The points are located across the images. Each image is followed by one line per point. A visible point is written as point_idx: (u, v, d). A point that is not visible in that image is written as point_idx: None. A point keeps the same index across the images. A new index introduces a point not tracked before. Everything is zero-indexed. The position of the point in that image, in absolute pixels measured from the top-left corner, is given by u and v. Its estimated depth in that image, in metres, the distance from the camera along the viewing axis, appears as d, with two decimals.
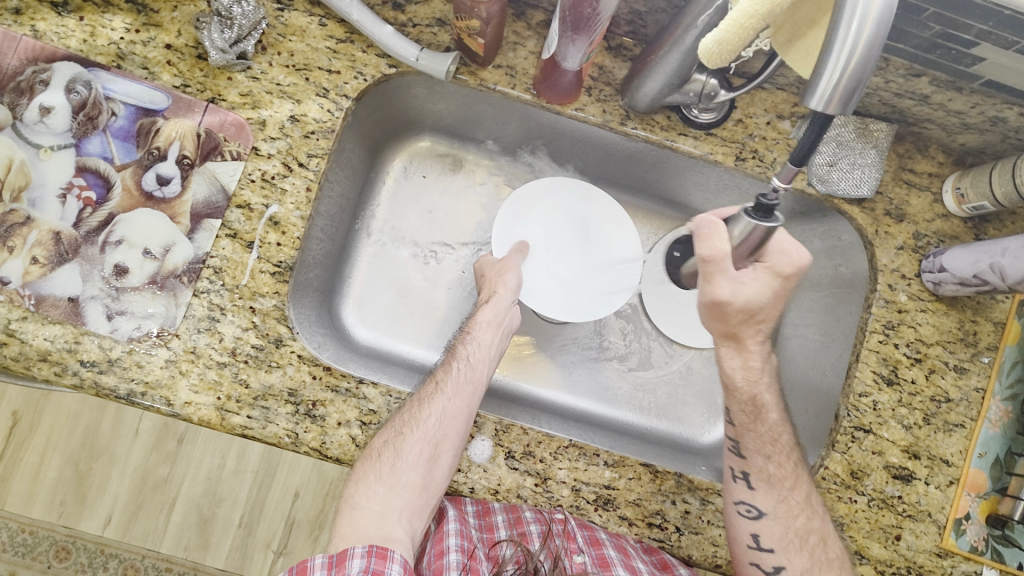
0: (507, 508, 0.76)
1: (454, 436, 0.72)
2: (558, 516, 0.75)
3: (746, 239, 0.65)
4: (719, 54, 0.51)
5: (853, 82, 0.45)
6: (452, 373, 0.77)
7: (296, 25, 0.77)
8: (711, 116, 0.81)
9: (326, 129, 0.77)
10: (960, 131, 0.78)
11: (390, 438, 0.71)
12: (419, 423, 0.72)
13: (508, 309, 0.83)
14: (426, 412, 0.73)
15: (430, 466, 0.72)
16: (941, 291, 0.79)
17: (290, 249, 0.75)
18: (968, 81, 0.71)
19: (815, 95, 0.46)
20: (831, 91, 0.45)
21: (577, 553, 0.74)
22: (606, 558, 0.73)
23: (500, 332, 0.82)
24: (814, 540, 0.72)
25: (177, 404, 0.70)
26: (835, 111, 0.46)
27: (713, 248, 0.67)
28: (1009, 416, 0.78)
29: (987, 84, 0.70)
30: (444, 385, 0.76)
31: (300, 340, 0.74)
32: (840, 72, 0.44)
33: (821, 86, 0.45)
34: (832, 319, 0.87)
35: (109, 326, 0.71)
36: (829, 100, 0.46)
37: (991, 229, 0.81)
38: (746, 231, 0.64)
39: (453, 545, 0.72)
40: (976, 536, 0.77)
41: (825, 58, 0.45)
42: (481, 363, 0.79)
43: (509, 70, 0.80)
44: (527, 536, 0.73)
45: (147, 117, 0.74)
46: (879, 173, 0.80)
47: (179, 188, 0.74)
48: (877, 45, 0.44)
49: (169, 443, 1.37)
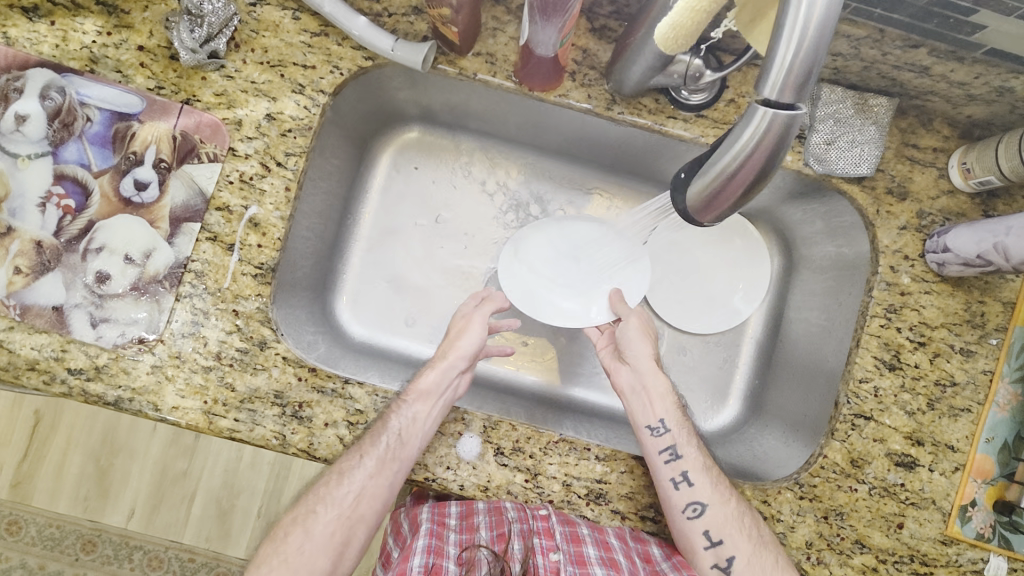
0: (490, 509, 0.75)
1: (408, 455, 0.71)
2: (540, 514, 0.73)
3: (758, 152, 0.47)
4: (676, 37, 0.53)
5: (806, 67, 0.42)
6: (379, 446, 0.70)
7: (269, 20, 0.75)
8: (701, 96, 0.77)
9: (303, 127, 0.75)
10: (965, 103, 0.74)
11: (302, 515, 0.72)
12: (375, 447, 0.70)
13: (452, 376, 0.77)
14: (347, 484, 0.70)
15: (341, 548, 0.71)
16: (946, 272, 0.76)
17: (271, 251, 0.74)
18: (971, 50, 0.67)
19: (768, 83, 0.43)
20: (784, 76, 0.43)
21: (554, 550, 0.72)
22: (583, 557, 0.71)
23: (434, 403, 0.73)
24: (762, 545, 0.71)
25: (165, 408, 0.70)
26: (789, 99, 0.43)
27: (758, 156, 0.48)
28: (1018, 399, 0.76)
29: (991, 52, 0.66)
30: (370, 458, 0.70)
31: (285, 342, 0.73)
32: (792, 56, 0.41)
33: (773, 73, 0.43)
34: (835, 303, 0.85)
35: (94, 334, 0.71)
36: (783, 89, 0.43)
37: (999, 205, 0.77)
38: (760, 132, 0.46)
39: (417, 563, 0.70)
40: (983, 523, 0.75)
41: (776, 43, 0.42)
42: (413, 438, 0.71)
43: (488, 58, 0.77)
44: (505, 536, 0.72)
45: (121, 122, 0.73)
46: (879, 150, 0.76)
47: (157, 193, 0.73)
48: (827, 30, 0.41)
49: (186, 438, 1.38)
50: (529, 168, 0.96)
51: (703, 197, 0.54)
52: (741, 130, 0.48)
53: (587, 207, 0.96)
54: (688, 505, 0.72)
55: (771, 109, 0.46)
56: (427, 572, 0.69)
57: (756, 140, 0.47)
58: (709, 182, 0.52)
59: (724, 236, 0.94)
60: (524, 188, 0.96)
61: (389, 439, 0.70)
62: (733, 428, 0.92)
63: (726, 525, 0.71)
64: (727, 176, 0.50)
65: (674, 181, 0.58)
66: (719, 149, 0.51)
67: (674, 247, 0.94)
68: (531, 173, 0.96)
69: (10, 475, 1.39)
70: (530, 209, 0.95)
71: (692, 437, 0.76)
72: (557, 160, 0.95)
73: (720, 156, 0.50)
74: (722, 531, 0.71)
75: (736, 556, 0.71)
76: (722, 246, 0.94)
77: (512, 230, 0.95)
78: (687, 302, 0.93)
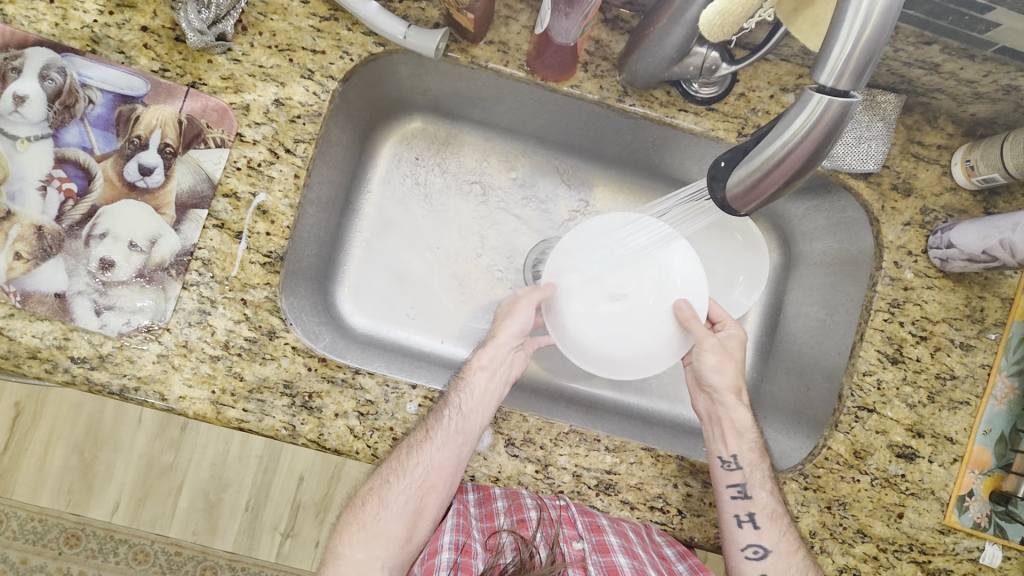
0: (508, 495, 0.75)
1: (473, 430, 0.72)
2: (558, 502, 0.73)
3: (809, 139, 0.48)
4: (718, 27, 0.51)
5: (864, 54, 0.43)
6: (443, 422, 0.71)
7: (277, 3, 0.74)
8: (712, 90, 0.78)
9: (313, 113, 0.74)
10: (971, 101, 0.75)
11: (377, 485, 0.72)
12: (443, 426, 0.71)
13: (505, 355, 0.79)
14: (414, 461, 0.71)
15: (415, 515, 0.73)
16: (949, 267, 0.77)
17: (280, 239, 0.73)
18: (981, 48, 0.67)
19: (826, 69, 0.43)
20: (844, 64, 0.43)
21: (577, 539, 0.72)
22: (606, 545, 0.72)
23: (496, 376, 0.77)
24: None
25: (172, 398, 0.69)
26: (845, 86, 0.44)
27: (805, 149, 0.48)
28: (1015, 392, 0.77)
29: (1001, 51, 0.67)
30: (434, 434, 0.71)
31: (293, 331, 0.73)
32: (854, 43, 0.42)
33: (832, 60, 0.43)
34: (836, 298, 0.86)
35: (98, 322, 0.69)
36: (840, 76, 0.43)
37: (1000, 202, 0.79)
38: (813, 118, 0.46)
39: (446, 543, 0.70)
40: (979, 513, 0.77)
41: (836, 31, 0.42)
42: (475, 413, 0.72)
43: (501, 47, 0.76)
44: (525, 523, 0.71)
45: (125, 104, 0.71)
46: (886, 147, 0.77)
47: (163, 178, 0.71)
48: (889, 18, 0.41)
49: (172, 431, 1.36)
50: (535, 160, 0.95)
51: (748, 184, 0.54)
52: (792, 117, 0.48)
53: (595, 200, 0.96)
54: (750, 545, 0.72)
55: (826, 96, 0.46)
56: (457, 552, 0.69)
57: (812, 128, 0.47)
58: (755, 169, 0.53)
59: (727, 229, 0.95)
60: (528, 179, 0.95)
61: (455, 416, 0.72)
62: None
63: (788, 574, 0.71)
64: (773, 166, 0.51)
65: (714, 168, 0.58)
66: (768, 136, 0.51)
67: None
68: (534, 164, 0.95)
69: None
70: (534, 201, 0.95)
71: (766, 482, 0.74)
72: (561, 152, 0.95)
73: (770, 142, 0.51)
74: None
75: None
76: (723, 240, 0.95)
77: (519, 221, 0.95)
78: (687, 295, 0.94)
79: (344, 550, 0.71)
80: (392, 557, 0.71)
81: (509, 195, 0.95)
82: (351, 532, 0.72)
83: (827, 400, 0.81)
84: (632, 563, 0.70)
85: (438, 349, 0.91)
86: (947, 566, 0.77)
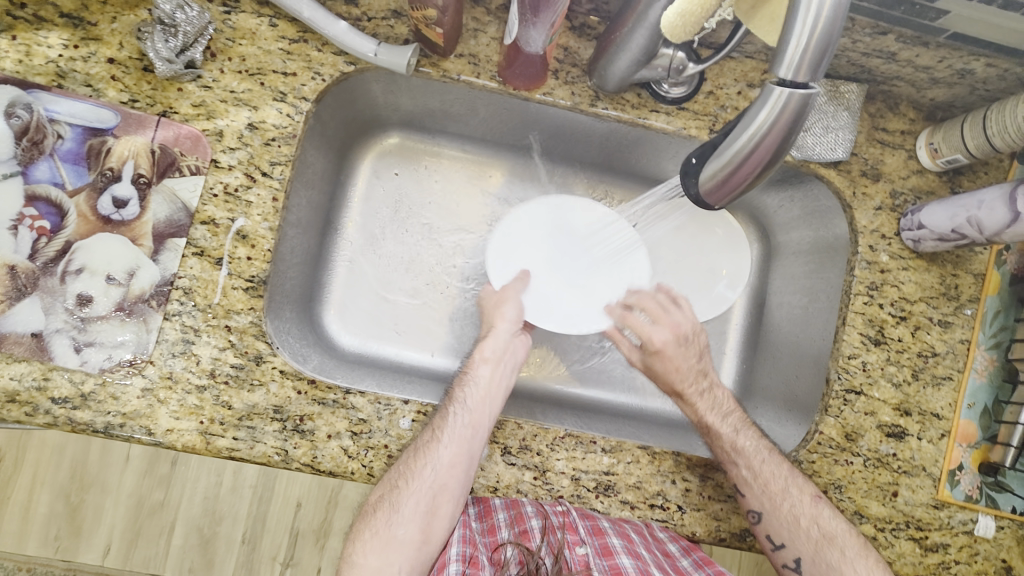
0: (508, 505, 0.74)
1: (481, 423, 0.73)
2: (558, 508, 0.73)
3: (774, 131, 0.49)
4: (681, 27, 0.52)
5: (819, 47, 0.44)
6: (450, 419, 0.72)
7: (245, 28, 0.74)
8: (681, 90, 0.79)
9: (287, 135, 0.74)
10: (929, 86, 0.78)
11: (386, 492, 0.70)
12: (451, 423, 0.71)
13: (507, 343, 0.82)
14: (423, 462, 0.69)
15: (428, 517, 0.70)
16: (921, 248, 0.79)
17: (261, 263, 0.72)
18: (935, 35, 0.70)
19: (785, 63, 0.45)
20: (801, 57, 0.44)
21: (580, 544, 0.70)
22: (609, 548, 0.70)
23: (501, 368, 0.80)
24: (825, 542, 0.72)
25: (160, 432, 0.68)
26: (805, 78, 0.45)
27: (770, 141, 0.50)
28: (995, 364, 0.80)
29: (953, 37, 0.69)
30: (442, 432, 0.71)
31: (281, 355, 0.72)
32: (807, 38, 0.43)
33: (789, 54, 0.44)
34: (816, 285, 0.87)
35: (78, 359, 0.68)
36: (798, 69, 0.45)
37: (965, 182, 0.81)
38: (777, 110, 0.48)
39: (454, 555, 0.69)
40: (971, 485, 0.79)
41: (791, 26, 0.44)
42: (482, 405, 0.74)
43: (471, 59, 0.77)
44: (528, 534, 0.69)
45: (95, 137, 0.70)
46: (852, 135, 0.79)
47: (138, 209, 0.71)
48: (841, 11, 0.43)
49: (161, 467, 1.33)
50: (512, 168, 0.96)
51: (720, 178, 0.55)
52: (756, 111, 0.49)
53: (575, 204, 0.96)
54: (748, 513, 0.75)
55: (786, 89, 0.47)
56: (465, 563, 0.68)
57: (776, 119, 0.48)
58: (725, 164, 0.54)
59: (706, 225, 0.96)
60: (506, 188, 0.96)
61: (461, 412, 0.73)
62: None
63: (794, 538, 0.73)
64: (741, 159, 0.52)
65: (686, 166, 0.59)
66: (735, 130, 0.52)
67: (659, 241, 0.96)
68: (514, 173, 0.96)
69: None
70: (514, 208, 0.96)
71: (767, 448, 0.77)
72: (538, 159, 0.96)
73: (737, 136, 0.52)
74: (782, 536, 0.74)
75: (801, 556, 0.73)
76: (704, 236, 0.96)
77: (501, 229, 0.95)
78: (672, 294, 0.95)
79: (358, 559, 0.68)
80: (409, 561, 0.68)
81: (488, 205, 0.95)
82: (364, 541, 0.69)
83: (813, 387, 0.83)
84: (635, 564, 0.69)
85: (429, 362, 0.91)
86: (944, 540, 0.78)
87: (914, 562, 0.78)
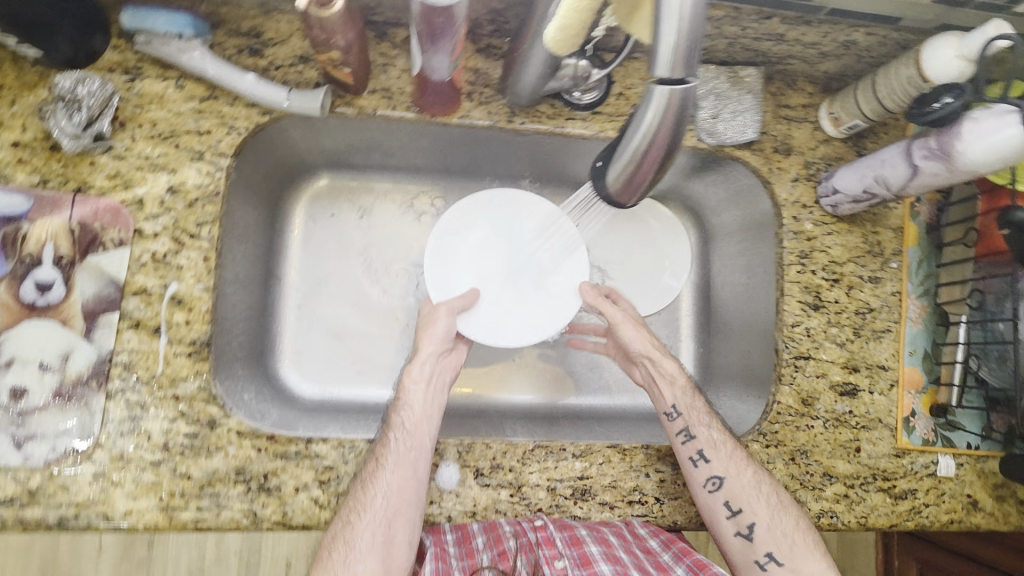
0: (485, 528, 0.75)
1: (422, 444, 0.72)
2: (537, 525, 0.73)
3: (662, 129, 0.52)
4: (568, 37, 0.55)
5: (688, 39, 0.46)
6: (391, 445, 0.71)
7: (151, 93, 0.73)
8: (592, 95, 0.81)
9: (210, 193, 0.73)
10: (820, 60, 0.82)
11: (339, 529, 0.67)
12: (392, 447, 0.70)
13: (437, 363, 0.79)
14: (372, 492, 0.68)
15: (387, 548, 0.67)
16: (840, 212, 0.84)
17: (201, 324, 0.71)
18: (814, 14, 0.74)
19: (658, 65, 0.47)
20: (671, 57, 0.46)
21: (558, 558, 0.72)
22: (587, 556, 0.72)
23: (433, 387, 0.77)
24: (780, 507, 0.73)
25: (118, 516, 0.65)
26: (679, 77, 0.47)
27: (659, 139, 0.53)
28: (927, 310, 0.84)
29: (832, 13, 0.74)
30: (386, 458, 0.70)
31: (235, 415, 0.70)
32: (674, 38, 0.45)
33: (661, 56, 0.46)
34: (752, 261, 0.90)
35: (21, 455, 0.65)
36: (673, 66, 0.47)
37: (869, 144, 0.86)
38: (661, 110, 0.50)
39: None
40: (926, 429, 0.82)
41: (659, 28, 0.46)
42: (419, 426, 0.73)
43: (385, 93, 0.78)
44: (506, 555, 0.72)
45: (10, 224, 0.68)
46: (758, 116, 0.83)
47: (64, 291, 0.69)
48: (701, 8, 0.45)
49: (137, 550, 1.28)
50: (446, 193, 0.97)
51: (626, 176, 0.58)
52: (644, 112, 0.52)
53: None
54: (708, 479, 0.73)
55: (665, 87, 0.49)
56: None
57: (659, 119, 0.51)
58: (625, 165, 0.58)
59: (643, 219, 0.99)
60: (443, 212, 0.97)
61: (401, 436, 0.72)
62: None
63: (755, 501, 0.73)
64: (639, 158, 0.55)
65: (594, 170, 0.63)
66: (630, 131, 0.55)
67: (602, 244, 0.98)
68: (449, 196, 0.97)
69: None
70: None
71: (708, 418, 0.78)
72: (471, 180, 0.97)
73: (632, 137, 0.55)
74: (740, 500, 0.73)
75: (757, 522, 0.72)
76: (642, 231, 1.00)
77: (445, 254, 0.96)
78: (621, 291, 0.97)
79: None
80: None
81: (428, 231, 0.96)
82: None
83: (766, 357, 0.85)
84: (612, 569, 0.70)
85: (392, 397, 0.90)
86: (911, 486, 0.81)
87: (887, 513, 0.80)
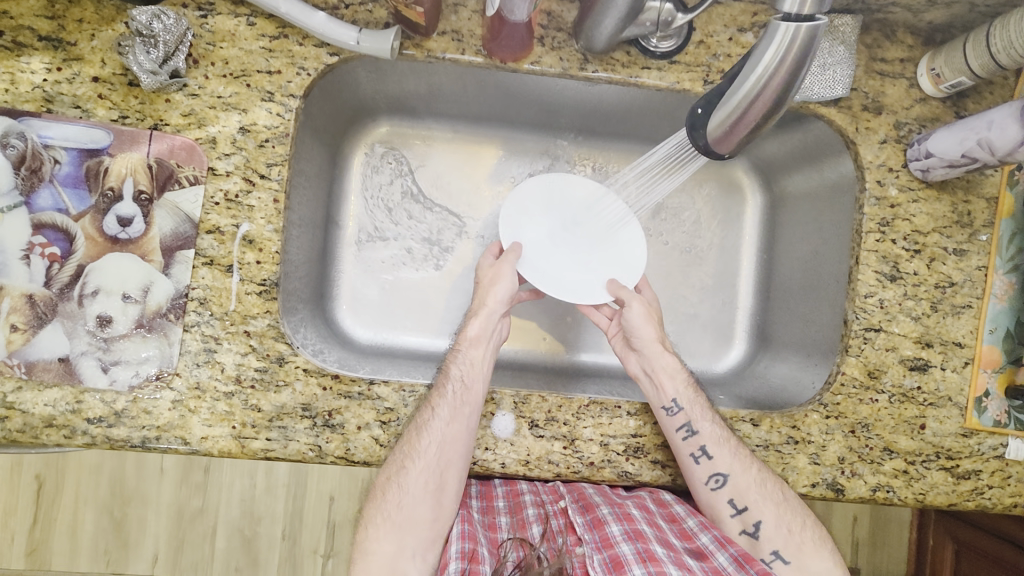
0: (507, 494, 0.81)
1: (474, 399, 0.74)
2: (560, 506, 0.78)
3: None
4: None
5: None
6: (446, 395, 0.74)
7: (223, 30, 0.71)
8: (670, 43, 0.76)
9: (280, 134, 0.72)
10: (927, 9, 0.73)
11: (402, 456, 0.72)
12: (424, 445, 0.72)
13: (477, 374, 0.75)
14: (425, 441, 0.72)
15: (437, 495, 0.74)
16: (931, 177, 0.77)
17: (271, 265, 0.73)
18: None
19: None
20: None
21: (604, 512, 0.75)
22: (630, 514, 0.74)
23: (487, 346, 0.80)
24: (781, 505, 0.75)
25: (195, 440, 0.71)
26: None
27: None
28: (1014, 287, 0.79)
29: None
30: (439, 408, 0.73)
31: (302, 354, 0.74)
32: None
33: None
34: (824, 226, 0.86)
35: (107, 379, 0.70)
36: None
37: (971, 104, 0.78)
38: None
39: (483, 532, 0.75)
40: (998, 411, 0.79)
41: None
42: (474, 381, 0.75)
43: (454, 35, 0.74)
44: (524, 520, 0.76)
45: (91, 158, 0.70)
46: (852, 70, 0.76)
47: (144, 225, 0.70)
48: None
49: (194, 476, 1.37)
50: (506, 143, 0.97)
51: (726, 126, 0.59)
52: None
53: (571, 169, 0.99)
54: (711, 476, 0.75)
55: None
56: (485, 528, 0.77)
57: (758, 73, 0.53)
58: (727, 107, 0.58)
59: (693, 182, 0.96)
60: (504, 161, 0.97)
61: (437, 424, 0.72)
62: (745, 364, 0.96)
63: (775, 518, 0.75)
64: None
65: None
66: None
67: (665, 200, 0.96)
68: (503, 149, 0.97)
69: (25, 542, 1.36)
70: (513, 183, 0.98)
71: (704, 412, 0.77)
72: (528, 134, 0.96)
73: None
74: (745, 499, 0.75)
75: (763, 520, 0.75)
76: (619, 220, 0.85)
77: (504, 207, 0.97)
78: (709, 269, 0.96)
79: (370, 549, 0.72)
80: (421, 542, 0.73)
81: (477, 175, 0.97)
82: (375, 527, 0.73)
83: (810, 311, 0.87)
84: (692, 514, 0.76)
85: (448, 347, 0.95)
86: (975, 467, 0.79)
87: (947, 491, 0.79)
